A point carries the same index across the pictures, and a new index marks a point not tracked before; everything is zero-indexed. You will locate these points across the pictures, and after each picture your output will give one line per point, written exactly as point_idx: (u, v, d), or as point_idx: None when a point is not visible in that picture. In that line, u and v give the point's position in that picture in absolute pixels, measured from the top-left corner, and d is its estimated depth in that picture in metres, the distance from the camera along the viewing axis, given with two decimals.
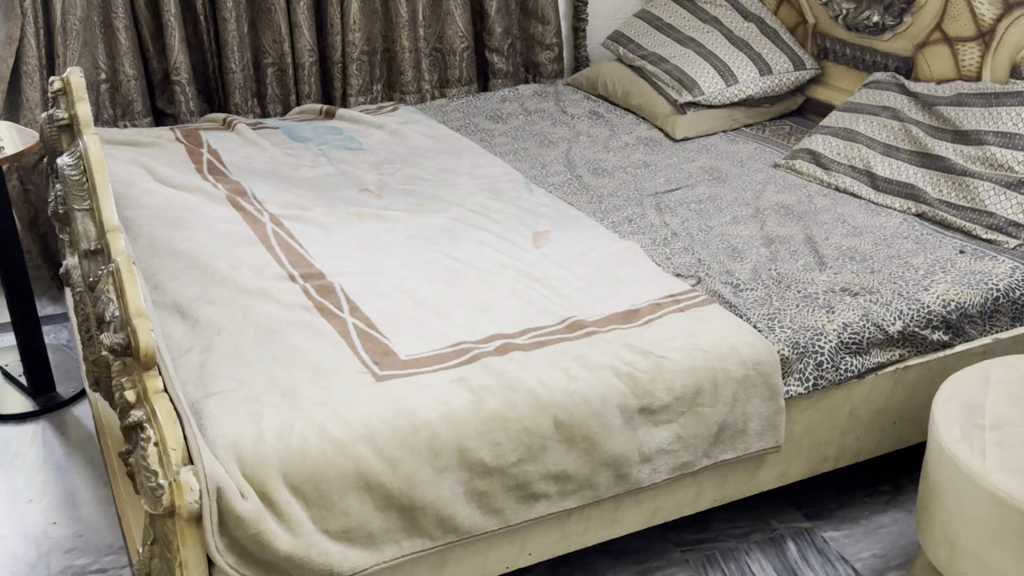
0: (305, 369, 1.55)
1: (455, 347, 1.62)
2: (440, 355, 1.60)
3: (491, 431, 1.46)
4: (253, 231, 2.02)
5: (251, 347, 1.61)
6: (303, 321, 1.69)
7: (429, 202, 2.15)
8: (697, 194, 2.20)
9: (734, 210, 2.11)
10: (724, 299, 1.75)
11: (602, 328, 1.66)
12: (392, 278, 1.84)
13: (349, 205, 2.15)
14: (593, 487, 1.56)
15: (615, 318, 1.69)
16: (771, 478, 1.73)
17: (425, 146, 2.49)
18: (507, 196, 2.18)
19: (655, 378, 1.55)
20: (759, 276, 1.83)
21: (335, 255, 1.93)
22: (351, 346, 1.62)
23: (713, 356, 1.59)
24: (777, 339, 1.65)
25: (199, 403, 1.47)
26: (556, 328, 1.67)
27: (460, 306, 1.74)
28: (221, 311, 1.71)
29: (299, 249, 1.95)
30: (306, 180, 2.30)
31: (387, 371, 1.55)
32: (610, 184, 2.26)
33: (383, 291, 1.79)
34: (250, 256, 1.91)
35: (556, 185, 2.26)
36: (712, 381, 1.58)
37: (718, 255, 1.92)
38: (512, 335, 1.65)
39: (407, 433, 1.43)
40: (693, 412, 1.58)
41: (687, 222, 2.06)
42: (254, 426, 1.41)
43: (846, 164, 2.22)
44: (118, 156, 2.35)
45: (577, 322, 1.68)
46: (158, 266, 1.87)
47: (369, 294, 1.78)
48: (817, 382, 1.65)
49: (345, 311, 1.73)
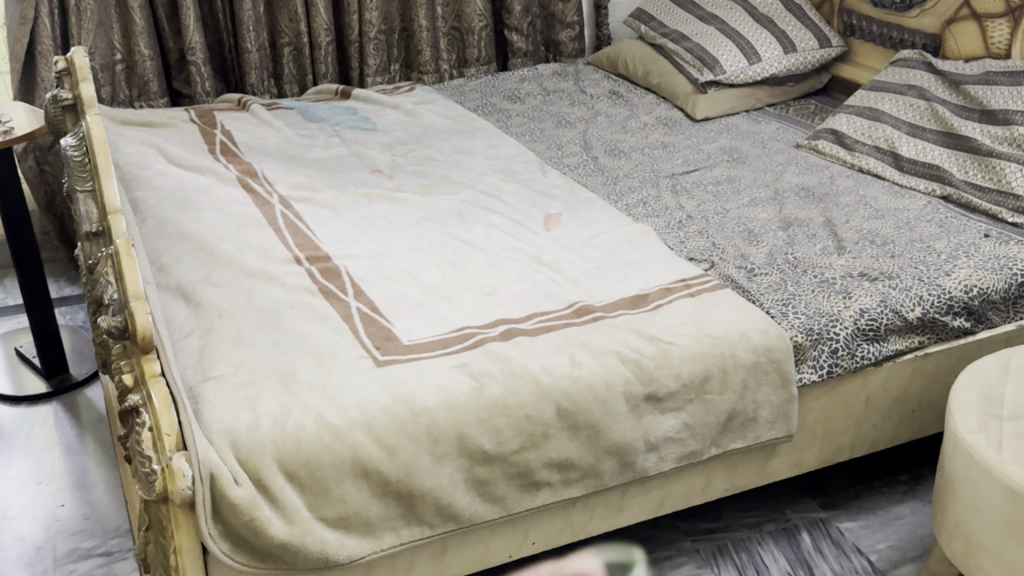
0: (305, 354, 1.53)
1: (459, 332, 1.59)
2: (443, 340, 1.57)
3: (492, 418, 1.43)
4: (262, 213, 2.00)
5: (253, 330, 1.59)
6: (306, 305, 1.67)
7: (440, 183, 2.12)
8: (715, 175, 2.15)
9: (752, 192, 2.06)
10: (737, 285, 1.70)
11: (609, 313, 1.63)
12: (398, 261, 1.81)
13: (360, 186, 2.13)
14: (597, 475, 1.52)
15: (623, 303, 1.65)
16: (784, 468, 1.67)
17: (440, 126, 2.46)
18: (520, 177, 2.14)
19: (662, 365, 1.51)
20: (774, 260, 1.78)
21: (343, 238, 1.90)
22: (353, 330, 1.60)
23: (722, 342, 1.54)
24: (790, 325, 1.60)
25: (197, 388, 1.45)
26: (563, 313, 1.63)
27: (465, 290, 1.71)
28: (224, 293, 1.69)
29: (307, 231, 1.93)
30: (318, 162, 2.28)
31: (388, 357, 1.53)
32: (627, 165, 2.21)
33: (389, 274, 1.77)
34: (257, 239, 1.89)
35: (572, 166, 2.22)
36: (721, 368, 1.53)
37: (733, 239, 1.87)
38: (517, 321, 1.61)
39: (406, 419, 1.41)
40: (701, 400, 1.53)
41: (703, 205, 2.01)
42: (250, 412, 1.39)
43: (869, 144, 2.16)
44: (131, 137, 2.34)
45: (585, 307, 1.64)
46: (165, 249, 1.85)
47: (374, 278, 1.76)
48: (832, 370, 1.60)
49: (350, 294, 1.70)
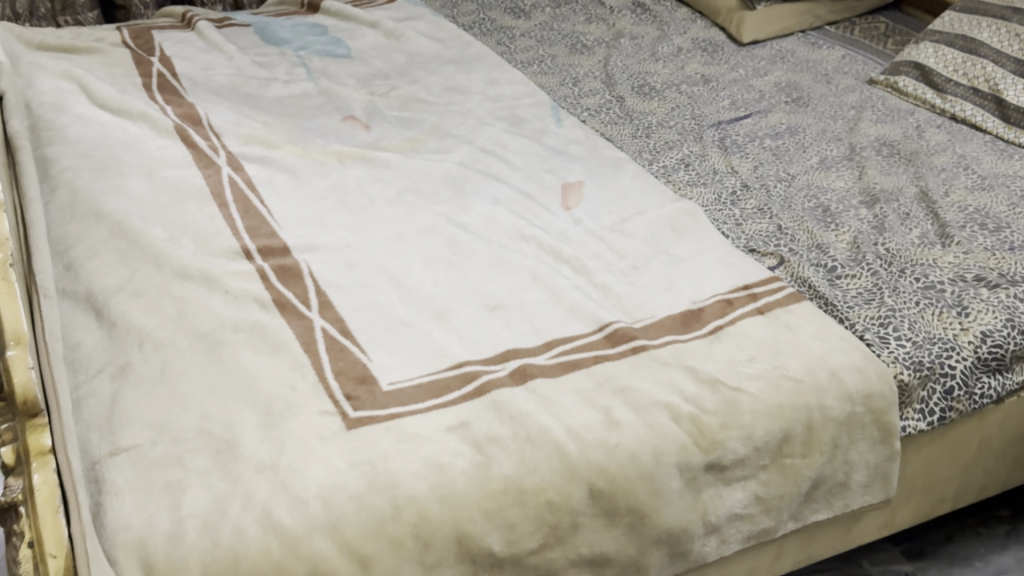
0: (252, 406, 1.14)
1: (457, 370, 1.20)
2: (435, 382, 1.18)
3: (505, 509, 1.05)
4: (206, 181, 1.59)
5: (183, 366, 1.20)
6: (254, 326, 1.27)
7: (429, 136, 1.71)
8: (772, 124, 1.74)
9: (821, 150, 1.66)
10: (817, 293, 1.32)
11: (653, 341, 1.24)
12: (376, 253, 1.41)
13: (330, 141, 1.71)
14: (640, 570, 1.14)
15: (670, 323, 1.26)
16: (872, 530, 1.31)
17: (429, 53, 2.03)
18: (529, 128, 1.73)
19: (727, 425, 1.13)
20: (861, 253, 1.39)
21: (306, 217, 1.50)
22: (316, 368, 1.20)
23: (807, 389, 1.16)
24: (893, 357, 1.22)
25: (101, 466, 1.07)
26: (591, 340, 1.24)
27: (464, 301, 1.32)
28: (149, 308, 1.30)
29: (261, 208, 1.52)
30: (278, 103, 1.85)
31: (363, 414, 1.14)
32: (660, 109, 1.80)
33: (365, 275, 1.36)
34: (198, 223, 1.49)
35: (592, 111, 1.80)
36: (806, 424, 1.16)
37: (804, 220, 1.48)
38: (534, 355, 1.22)
39: (386, 516, 1.03)
40: (779, 466, 1.16)
41: (760, 168, 1.61)
42: (170, 511, 1.00)
43: (962, 85, 1.75)
44: (47, 68, 1.90)
45: (621, 330, 1.25)
46: (76, 236, 1.45)
47: (346, 280, 1.36)
48: (944, 415, 1.24)
49: (312, 310, 1.30)
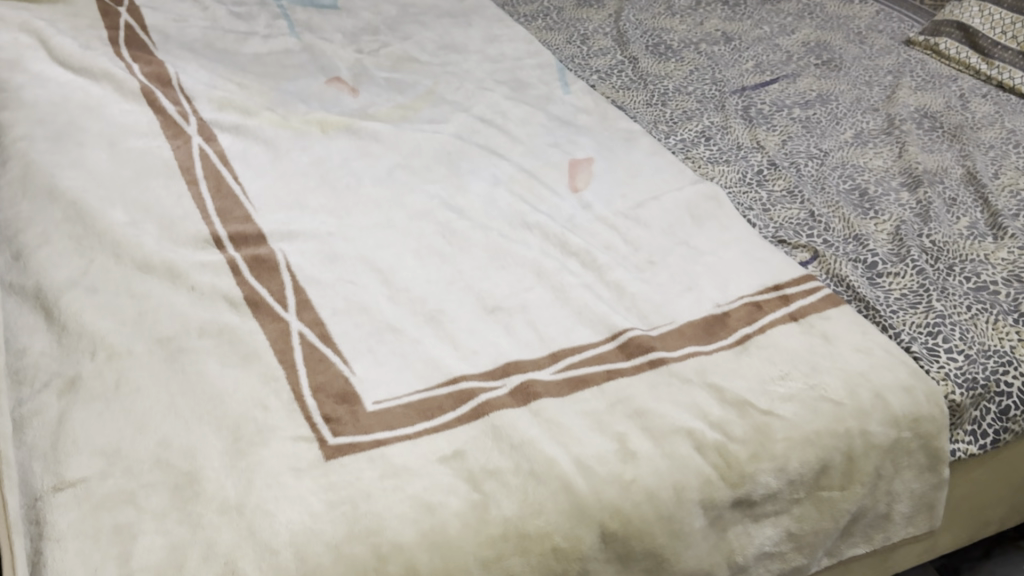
0: (217, 429, 1.01)
1: (451, 386, 1.06)
2: (427, 401, 1.05)
3: (505, 558, 0.92)
4: (174, 154, 1.44)
5: (140, 379, 1.06)
6: (222, 330, 1.13)
7: (423, 101, 1.57)
8: (801, 91, 1.59)
9: (855, 122, 1.51)
10: (856, 295, 1.18)
11: (672, 352, 1.09)
12: (362, 241, 1.26)
13: (313, 106, 1.56)
14: None
15: (692, 331, 1.12)
16: (909, 558, 1.18)
17: (425, 6, 1.89)
18: (532, 94, 1.58)
19: (758, 456, 0.99)
20: (904, 246, 1.25)
21: (284, 197, 1.35)
22: (291, 384, 1.06)
23: (848, 413, 1.03)
24: (943, 373, 1.08)
25: (42, 505, 0.93)
26: (603, 351, 1.10)
27: (459, 300, 1.17)
28: (105, 309, 1.15)
29: (234, 186, 1.37)
30: (256, 62, 1.69)
31: (343, 441, 1.00)
32: (678, 73, 1.65)
33: (349, 268, 1.22)
34: (163, 204, 1.34)
35: (603, 74, 1.65)
36: (846, 453, 1.02)
37: (839, 205, 1.33)
38: (538, 368, 1.08)
39: (369, 568, 0.89)
40: (815, 500, 1.02)
41: (788, 143, 1.46)
42: (119, 563, 0.87)
43: (1010, 49, 1.59)
44: None
45: (637, 339, 1.11)
46: (27, 218, 1.29)
47: (328, 273, 1.21)
48: (998, 437, 1.10)
49: (289, 310, 1.16)
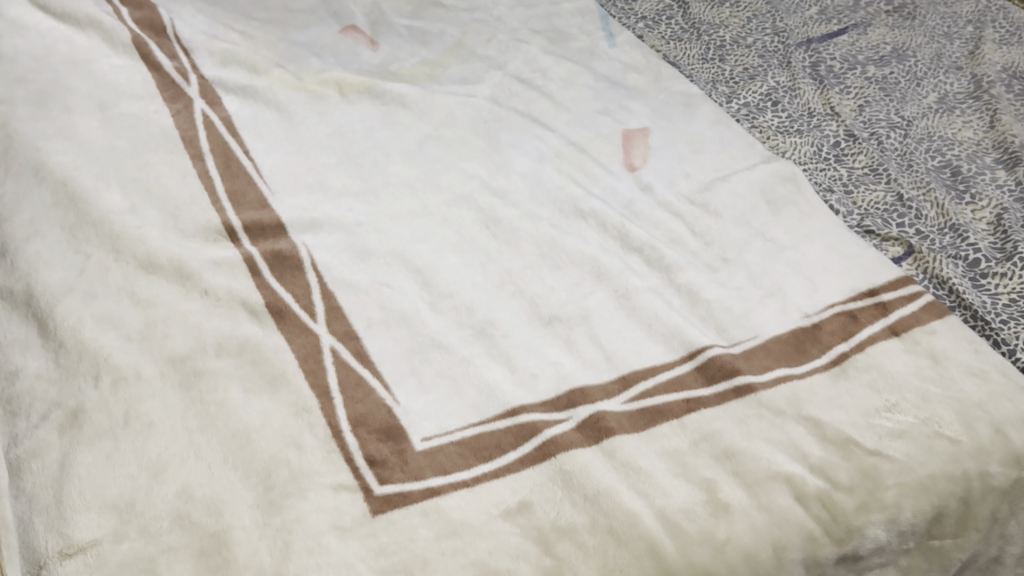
0: (246, 476, 0.87)
1: (511, 420, 0.93)
2: (484, 438, 0.91)
3: None
4: (174, 120, 1.26)
5: (151, 412, 0.92)
6: (244, 347, 0.99)
7: (451, 56, 1.40)
8: (874, 46, 1.47)
9: (937, 83, 1.39)
10: (961, 299, 1.05)
11: (758, 377, 0.96)
12: (396, 233, 1.11)
13: (328, 61, 1.39)
14: None
15: (780, 349, 0.99)
16: None
17: None
18: (574, 48, 1.42)
19: (868, 507, 0.87)
20: (1009, 237, 1.12)
21: (305, 177, 1.19)
22: (326, 416, 0.92)
23: (965, 453, 0.91)
24: None
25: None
26: (680, 374, 0.97)
27: (510, 306, 1.03)
28: (107, 321, 1.00)
29: (245, 162, 1.21)
30: (259, 4, 1.51)
31: (392, 490, 0.86)
32: (736, 22, 1.51)
33: (383, 266, 1.07)
34: (166, 184, 1.17)
35: (651, 23, 1.51)
36: (962, 498, 0.90)
37: (930, 186, 1.20)
38: (608, 397, 0.94)
39: None
40: (924, 550, 0.91)
41: (864, 109, 1.32)
42: None
43: None
44: None
45: (718, 360, 0.97)
46: (10, 200, 1.12)
47: (362, 272, 1.07)
48: None
49: (318, 321, 1.02)
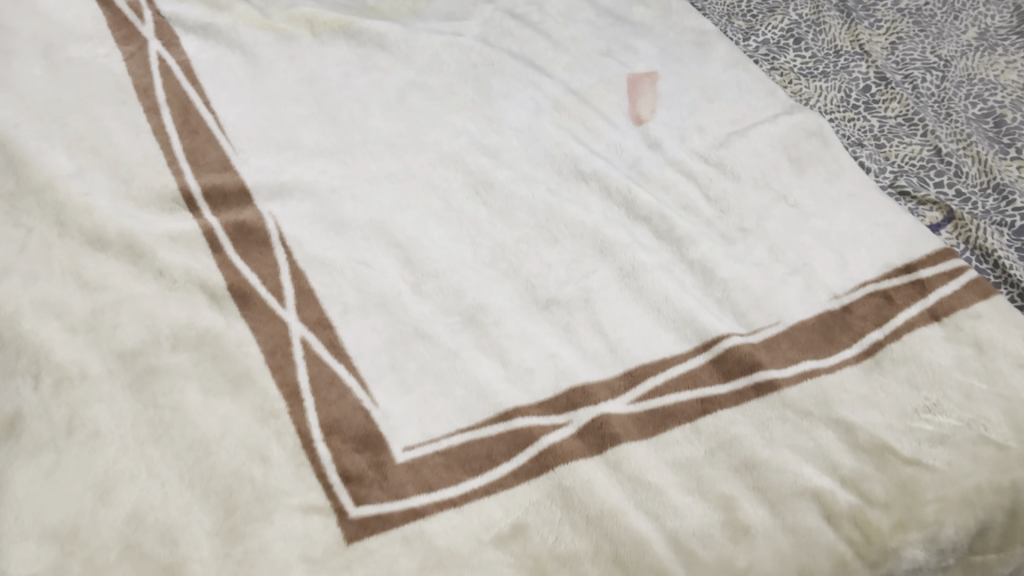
0: (205, 496, 0.76)
1: (504, 426, 0.82)
2: (472, 449, 0.81)
3: None
4: (126, 64, 1.12)
5: (98, 419, 0.80)
6: (203, 340, 0.87)
7: None
8: None
9: (977, 15, 1.27)
10: (1007, 273, 0.94)
11: (781, 372, 0.85)
12: (376, 200, 1.00)
13: None
14: None
15: (806, 338, 0.88)
16: None
17: None
18: None
19: (906, 525, 0.77)
20: None
21: (274, 134, 1.07)
22: (295, 422, 0.82)
23: (1015, 461, 0.81)
24: None
25: None
26: (693, 369, 0.86)
27: (502, 288, 0.92)
28: (48, 307, 0.87)
29: (205, 116, 1.08)
30: None
31: (369, 513, 0.76)
32: None
33: (360, 241, 0.96)
34: (118, 140, 1.03)
35: None
36: (1009, 511, 0.80)
37: (972, 137, 1.07)
38: (612, 397, 0.84)
39: None
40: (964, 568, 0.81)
41: (897, 47, 1.20)
42: None
43: None
44: None
45: (737, 352, 0.86)
46: None
47: (338, 246, 0.96)
48: None
49: (287, 306, 0.91)
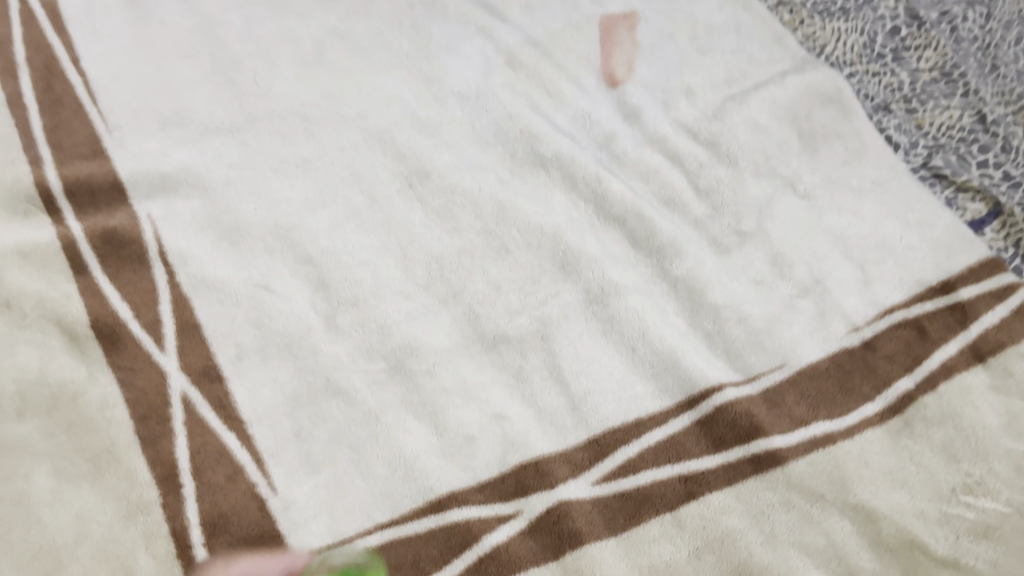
0: None
1: (437, 518, 0.64)
2: (398, 553, 0.62)
3: None
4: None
5: None
6: (56, 399, 0.67)
7: None
8: None
9: None
10: None
11: (787, 439, 0.68)
12: (286, 190, 0.81)
13: None
14: None
15: (820, 388, 0.70)
16: None
17: None
18: None
19: None
20: None
21: (159, 104, 0.86)
22: (171, 516, 0.63)
23: None
24: None
25: None
26: (677, 435, 0.68)
27: (439, 321, 0.74)
28: None
29: (74, 79, 0.87)
30: None
31: None
32: None
33: (261, 254, 0.77)
34: None
35: None
36: None
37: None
38: (574, 476, 0.67)
39: None
40: None
41: None
42: None
43: None
44: None
45: (732, 411, 0.69)
46: None
47: (235, 261, 0.76)
48: None
49: (167, 350, 0.72)
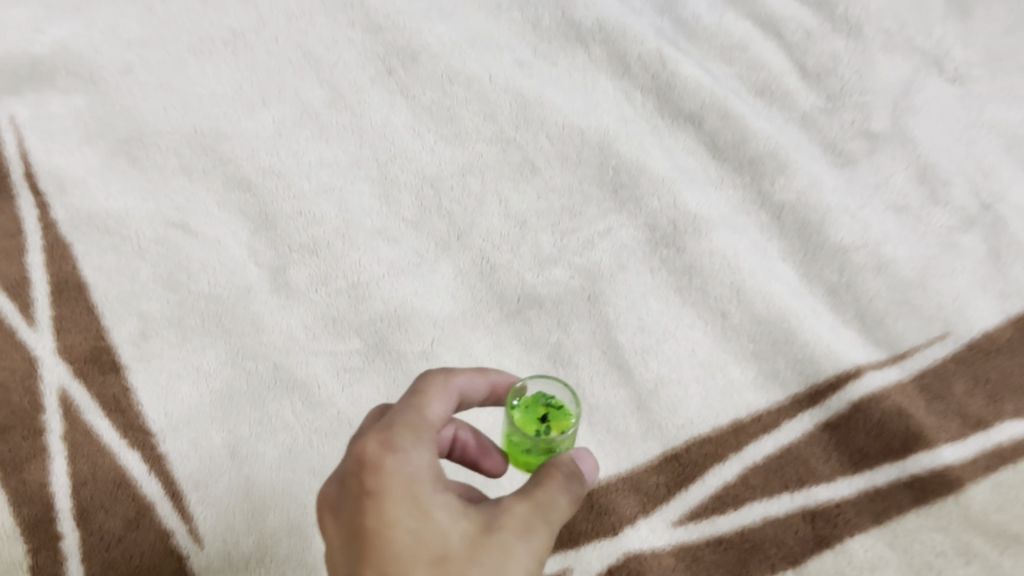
0: None
1: None
2: None
3: None
4: None
5: None
6: None
7: None
8: None
9: None
10: None
11: (961, 452, 0.45)
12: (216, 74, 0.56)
13: None
14: None
15: (1004, 371, 0.48)
16: None
17: None
18: None
19: None
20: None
21: None
22: None
23: None
24: None
25: None
26: (798, 447, 0.46)
27: (437, 274, 0.50)
28: None
29: None
30: None
31: None
32: None
33: (175, 174, 0.53)
34: None
35: None
36: None
37: None
38: (646, 512, 0.45)
39: None
40: None
41: None
42: None
43: None
44: None
45: (878, 409, 0.46)
46: None
47: (137, 186, 0.53)
48: None
49: (38, 326, 0.48)
